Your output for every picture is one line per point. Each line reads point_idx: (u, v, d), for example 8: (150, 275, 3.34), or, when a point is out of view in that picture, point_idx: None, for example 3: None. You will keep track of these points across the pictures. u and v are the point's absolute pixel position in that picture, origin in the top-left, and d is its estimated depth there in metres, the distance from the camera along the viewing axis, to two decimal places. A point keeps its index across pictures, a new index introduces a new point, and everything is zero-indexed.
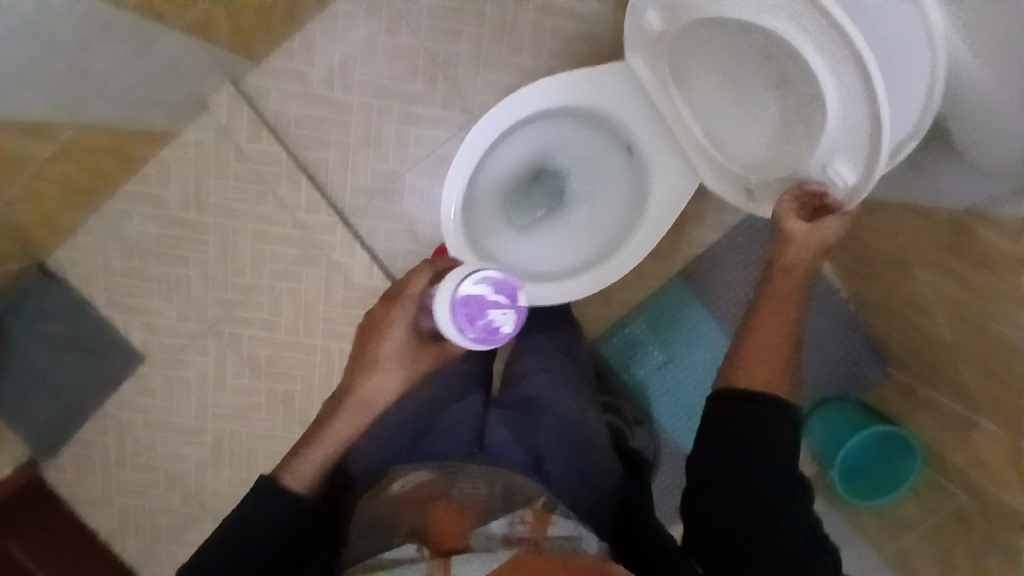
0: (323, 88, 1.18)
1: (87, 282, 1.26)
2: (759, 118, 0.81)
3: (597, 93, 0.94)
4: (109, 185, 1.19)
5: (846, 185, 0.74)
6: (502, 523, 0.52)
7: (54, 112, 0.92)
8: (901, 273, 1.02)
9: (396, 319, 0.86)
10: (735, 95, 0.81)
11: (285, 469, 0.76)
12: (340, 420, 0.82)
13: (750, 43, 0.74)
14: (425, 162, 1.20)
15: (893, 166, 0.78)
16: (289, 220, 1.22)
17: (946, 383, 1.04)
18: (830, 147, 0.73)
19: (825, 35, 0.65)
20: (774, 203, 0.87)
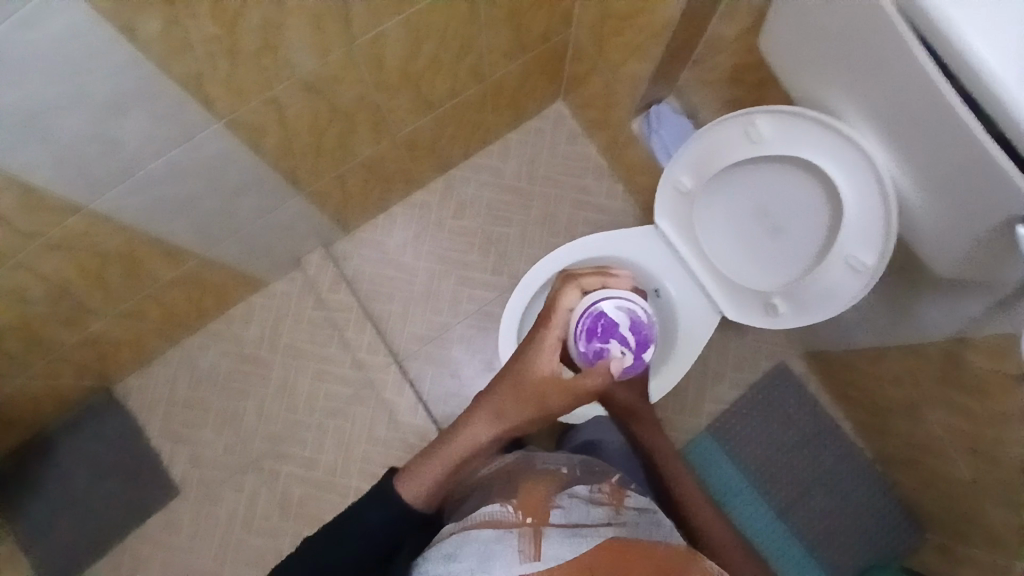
0: (396, 254, 1.42)
1: (149, 409, 1.35)
2: (777, 246, 0.98)
3: (628, 243, 1.09)
4: (199, 322, 1.36)
5: (867, 272, 0.87)
6: (584, 489, 0.63)
7: (192, 242, 1.14)
8: (914, 419, 1.10)
9: (545, 333, 0.72)
10: (753, 230, 1.00)
11: (404, 481, 0.68)
12: (464, 434, 0.69)
13: (775, 177, 0.94)
14: (474, 317, 1.39)
15: (876, 276, 0.87)
16: (350, 360, 1.37)
17: (986, 536, 1.04)
18: (845, 243, 0.87)
19: (835, 142, 0.84)
20: (795, 320, 0.98)
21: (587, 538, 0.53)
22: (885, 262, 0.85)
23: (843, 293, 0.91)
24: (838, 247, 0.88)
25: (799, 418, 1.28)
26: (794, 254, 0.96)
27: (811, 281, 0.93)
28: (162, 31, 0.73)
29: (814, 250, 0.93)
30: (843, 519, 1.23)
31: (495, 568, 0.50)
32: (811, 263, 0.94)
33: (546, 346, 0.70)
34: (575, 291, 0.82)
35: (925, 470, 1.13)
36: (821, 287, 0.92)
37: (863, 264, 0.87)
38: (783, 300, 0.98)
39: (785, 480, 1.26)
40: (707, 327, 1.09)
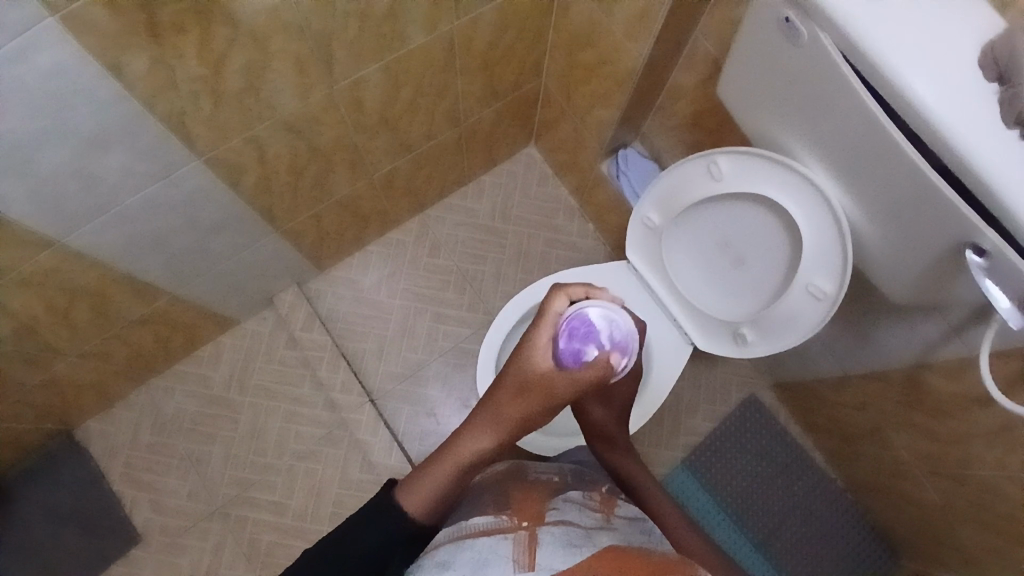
0: (371, 292, 1.43)
1: (110, 455, 1.30)
2: (743, 275, 1.02)
3: (598, 277, 1.13)
4: (166, 362, 1.33)
5: (828, 298, 0.92)
6: (576, 494, 0.70)
7: (164, 278, 1.13)
8: (879, 444, 1.14)
9: (543, 333, 0.71)
10: (720, 261, 1.04)
11: (408, 492, 0.65)
12: (466, 442, 0.68)
13: (736, 210, 0.99)
14: (450, 354, 1.39)
15: (837, 303, 0.91)
16: (323, 400, 1.35)
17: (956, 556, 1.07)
18: (807, 271, 0.92)
19: (790, 178, 0.90)
20: (764, 346, 1.02)
21: (580, 545, 0.56)
22: (842, 289, 0.90)
23: (806, 320, 0.95)
24: (798, 276, 0.93)
25: (769, 448, 1.31)
26: (760, 282, 1.00)
27: (776, 311, 0.97)
28: (150, 69, 0.75)
29: (777, 279, 0.98)
30: (818, 548, 1.25)
31: (490, 574, 0.52)
32: (774, 292, 0.99)
33: (543, 346, 0.69)
34: (563, 300, 0.77)
35: (893, 495, 1.16)
36: (785, 315, 0.97)
37: (822, 291, 0.92)
38: (750, 329, 1.02)
39: (759, 511, 1.27)
40: (679, 357, 1.12)
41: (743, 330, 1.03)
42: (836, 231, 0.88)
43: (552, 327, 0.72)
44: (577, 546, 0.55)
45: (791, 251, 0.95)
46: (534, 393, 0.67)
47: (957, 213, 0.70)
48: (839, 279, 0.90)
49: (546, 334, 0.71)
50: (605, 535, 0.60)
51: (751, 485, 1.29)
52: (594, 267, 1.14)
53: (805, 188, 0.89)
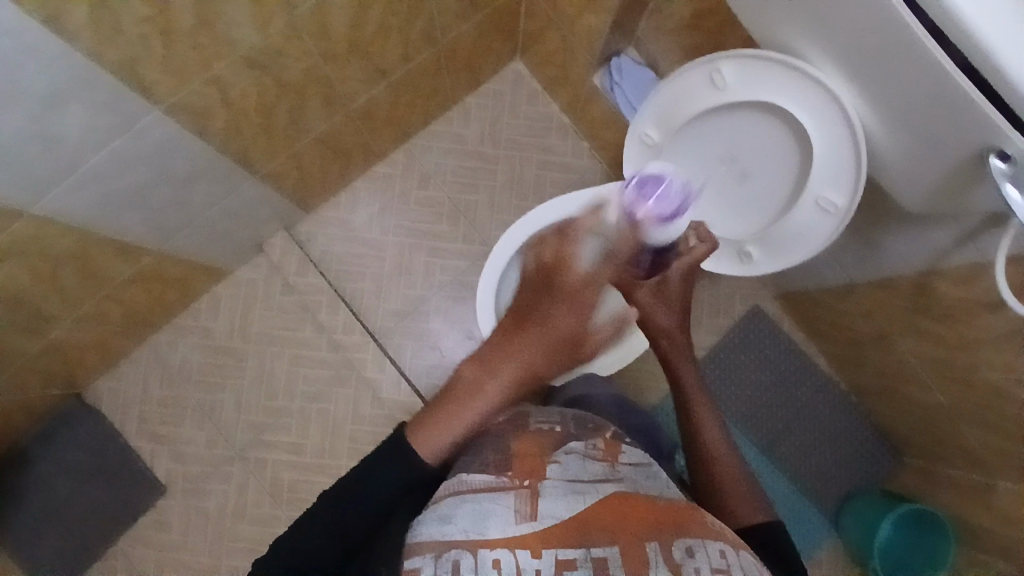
0: (363, 230, 1.38)
1: (123, 411, 1.31)
2: (747, 192, 0.98)
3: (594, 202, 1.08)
4: (164, 316, 1.31)
5: (838, 211, 0.88)
6: (579, 444, 0.58)
7: (145, 234, 1.09)
8: (887, 348, 1.13)
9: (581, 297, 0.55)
10: (724, 177, 0.99)
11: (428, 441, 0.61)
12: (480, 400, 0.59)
13: (743, 121, 0.93)
14: (450, 287, 1.37)
15: (851, 213, 0.87)
16: (326, 342, 1.33)
17: (956, 449, 1.10)
18: (818, 180, 0.88)
19: (800, 86, 0.84)
20: (773, 265, 0.98)
21: (584, 496, 0.50)
22: (856, 200, 0.86)
23: (816, 235, 0.92)
24: (808, 187, 0.89)
25: (776, 358, 1.31)
26: (768, 196, 0.96)
27: (785, 226, 0.94)
28: (90, 15, 0.68)
29: (784, 193, 0.95)
30: (820, 452, 1.28)
31: (492, 528, 0.48)
32: (782, 206, 0.95)
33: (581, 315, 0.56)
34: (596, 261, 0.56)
35: (899, 396, 1.17)
36: (793, 229, 0.93)
37: (832, 205, 0.88)
38: (756, 247, 0.98)
39: (765, 419, 1.30)
40: None
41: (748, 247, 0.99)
42: (848, 138, 0.83)
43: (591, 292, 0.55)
44: (580, 497, 0.50)
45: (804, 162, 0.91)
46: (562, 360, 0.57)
47: (981, 115, 0.65)
48: (853, 183, 0.86)
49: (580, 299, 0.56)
50: (610, 484, 0.52)
51: (752, 394, 1.31)
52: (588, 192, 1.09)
53: (816, 94, 0.83)
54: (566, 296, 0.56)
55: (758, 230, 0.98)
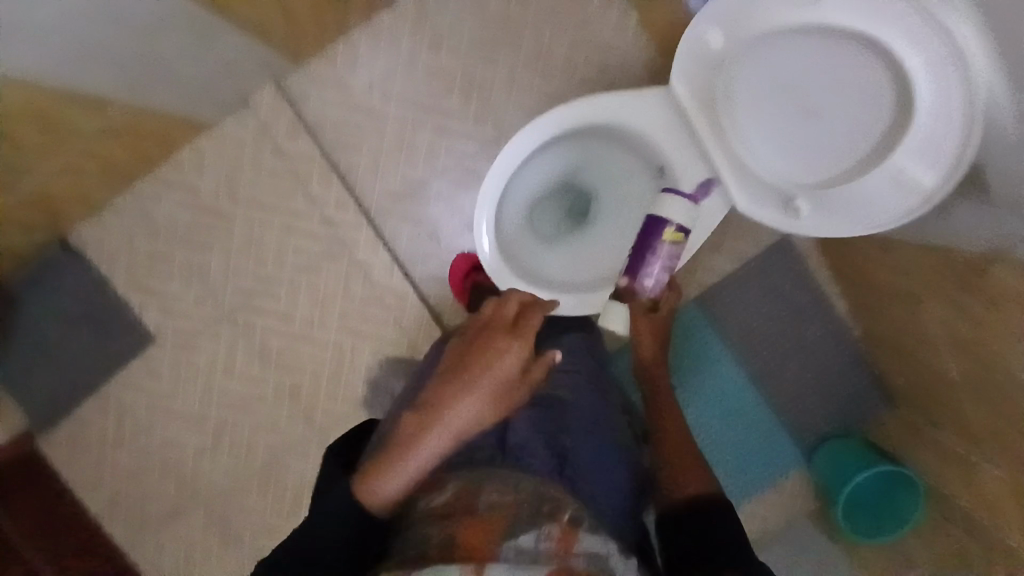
0: (362, 96, 1.24)
1: (110, 261, 1.27)
2: (808, 138, 0.86)
3: (628, 109, 0.98)
4: (146, 168, 1.22)
5: (920, 189, 0.78)
6: (530, 536, 0.50)
7: (114, 84, 0.94)
8: (910, 308, 1.04)
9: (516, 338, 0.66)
10: (786, 114, 0.86)
11: (363, 491, 0.57)
12: (436, 429, 0.60)
13: (829, 52, 0.81)
14: (454, 172, 1.25)
15: (938, 195, 0.78)
16: (317, 216, 1.25)
17: (946, 416, 1.06)
18: (912, 148, 0.77)
19: (920, 30, 0.74)
20: (824, 229, 0.87)
21: None
22: (949, 185, 0.77)
23: (882, 208, 0.82)
24: (893, 157, 0.79)
25: (789, 293, 1.24)
26: (836, 147, 0.84)
27: (848, 189, 0.83)
28: None
29: (859, 151, 0.83)
30: (811, 393, 1.24)
31: None
32: (852, 165, 0.83)
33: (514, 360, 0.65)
34: (539, 317, 0.71)
35: (911, 356, 1.10)
36: (856, 194, 0.83)
37: (916, 181, 0.78)
38: (807, 202, 0.87)
39: (759, 352, 1.25)
40: (705, 223, 0.98)
41: (798, 200, 0.88)
42: (965, 105, 0.74)
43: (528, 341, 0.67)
44: None
45: (892, 126, 0.79)
46: (497, 397, 0.63)
47: None
48: (954, 161, 0.76)
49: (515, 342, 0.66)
50: None
51: (749, 326, 1.25)
52: (620, 96, 0.98)
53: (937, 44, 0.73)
54: (500, 344, 0.65)
55: (818, 184, 0.87)
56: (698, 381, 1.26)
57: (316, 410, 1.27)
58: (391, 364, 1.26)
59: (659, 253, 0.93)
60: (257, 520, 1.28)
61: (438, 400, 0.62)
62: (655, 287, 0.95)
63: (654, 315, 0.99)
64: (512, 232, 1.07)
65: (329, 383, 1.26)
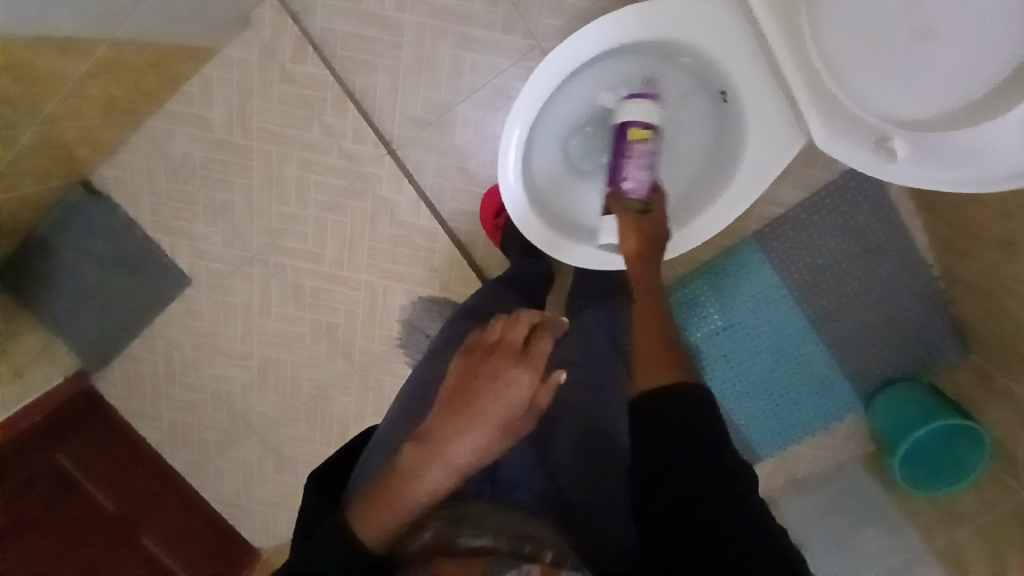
0: (374, 5, 1.12)
1: (134, 202, 1.24)
2: (920, 58, 0.68)
3: (687, 20, 0.81)
4: (153, 103, 1.15)
5: None
6: None
7: (89, 26, 0.85)
8: (1007, 258, 0.91)
9: (523, 368, 0.61)
10: (890, 26, 0.68)
11: (365, 522, 0.57)
12: (428, 471, 0.57)
13: None
14: (482, 93, 1.13)
15: None
16: (335, 149, 1.17)
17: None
18: None
19: None
20: (921, 179, 0.71)
21: None
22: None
23: (1001, 160, 0.65)
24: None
25: (864, 226, 1.10)
26: (955, 75, 0.66)
27: (961, 135, 0.67)
28: None
29: (979, 88, 0.65)
30: (881, 334, 1.12)
31: None
32: (968, 104, 0.66)
33: (520, 393, 0.60)
34: (548, 340, 0.65)
35: (996, 304, 0.97)
36: (969, 142, 0.66)
37: None
38: (905, 143, 0.71)
39: (825, 290, 1.13)
40: (777, 161, 0.83)
41: (894, 138, 0.71)
42: None
43: (536, 369, 0.61)
44: None
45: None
46: (498, 431, 0.59)
47: None
48: None
49: (523, 372, 0.61)
50: None
51: (814, 263, 1.12)
52: (678, 1, 0.80)
53: None
54: (507, 375, 0.60)
55: (923, 124, 0.70)
56: (745, 319, 1.15)
57: (354, 348, 1.26)
58: (424, 304, 1.22)
59: (629, 154, 0.83)
60: (306, 450, 1.31)
61: (433, 434, 0.58)
62: (638, 187, 0.81)
63: (642, 216, 0.81)
64: (545, 181, 0.93)
65: (365, 322, 1.24)
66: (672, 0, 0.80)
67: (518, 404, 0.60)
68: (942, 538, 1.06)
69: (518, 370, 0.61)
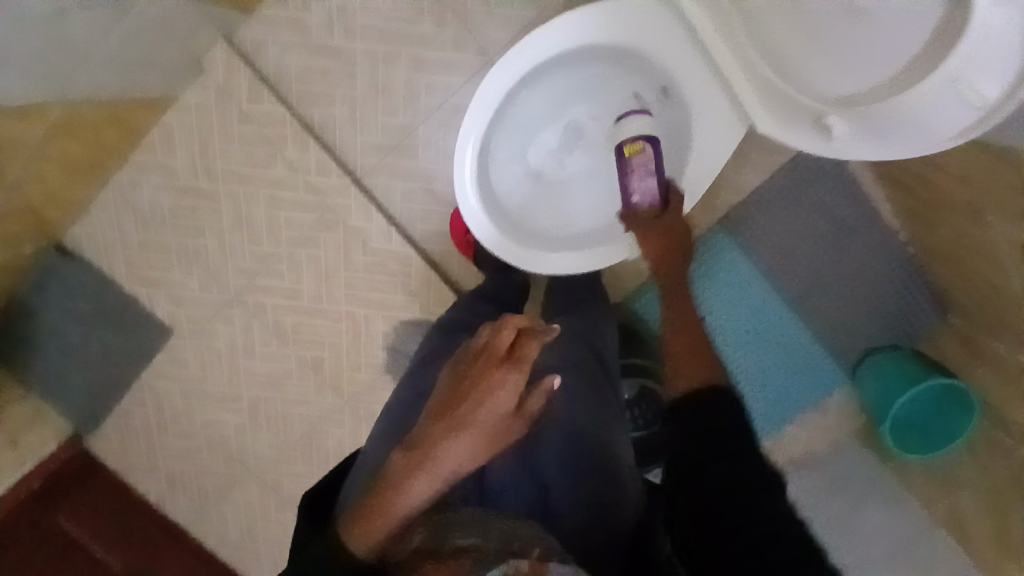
0: (324, 37, 1.13)
1: (108, 256, 1.24)
2: (827, 47, 0.68)
3: (623, 22, 0.82)
4: (115, 156, 1.16)
5: (986, 103, 0.58)
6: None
7: (40, 89, 0.85)
8: (976, 221, 0.91)
9: (509, 374, 0.57)
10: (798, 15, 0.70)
11: (353, 535, 0.55)
12: (420, 480, 0.56)
13: None
14: (439, 113, 1.14)
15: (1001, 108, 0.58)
16: (302, 183, 1.18)
17: (1011, 335, 0.94)
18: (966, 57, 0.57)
19: None
20: (861, 157, 0.71)
21: None
22: (1015, 99, 0.57)
23: (935, 127, 0.63)
24: (947, 65, 0.58)
25: (831, 202, 1.11)
26: (862, 58, 0.66)
27: (891, 111, 0.64)
28: None
29: (908, 54, 0.62)
30: (856, 308, 1.13)
31: None
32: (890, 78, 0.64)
33: (505, 399, 0.57)
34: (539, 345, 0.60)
35: (971, 271, 0.97)
36: (899, 116, 0.64)
37: (976, 96, 0.58)
38: (841, 121, 0.70)
39: (798, 269, 1.14)
40: (727, 146, 0.85)
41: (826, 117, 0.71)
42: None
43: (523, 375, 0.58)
44: None
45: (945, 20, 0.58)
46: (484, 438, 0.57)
47: None
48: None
49: (509, 378, 0.57)
50: None
51: (783, 243, 1.14)
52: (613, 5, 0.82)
53: None
54: (492, 380, 0.57)
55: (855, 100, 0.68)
56: (722, 305, 1.18)
57: (342, 380, 1.25)
58: (408, 327, 1.21)
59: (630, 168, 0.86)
60: (305, 486, 1.30)
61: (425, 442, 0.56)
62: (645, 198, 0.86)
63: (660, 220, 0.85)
64: (507, 192, 0.94)
65: (349, 352, 1.24)
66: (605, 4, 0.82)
67: (503, 410, 0.57)
68: (942, 504, 1.06)
69: (503, 375, 0.57)
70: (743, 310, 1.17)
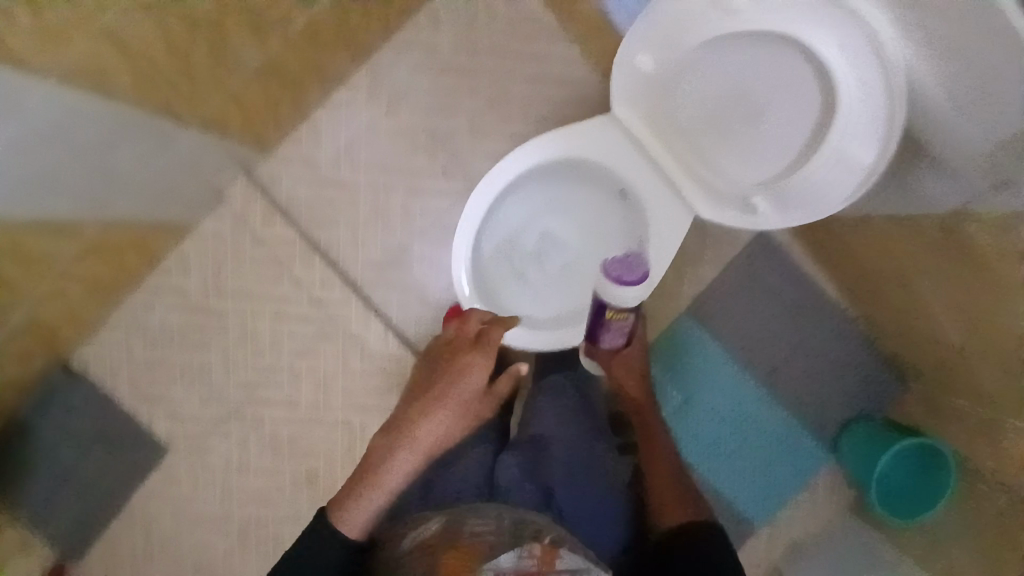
0: (331, 170, 1.30)
1: (113, 376, 1.28)
2: (743, 146, 0.89)
3: (584, 139, 0.99)
4: (132, 279, 1.26)
5: (864, 165, 0.82)
6: (510, 557, 0.56)
7: (80, 208, 0.98)
8: (904, 286, 1.03)
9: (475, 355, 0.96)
10: (717, 126, 0.90)
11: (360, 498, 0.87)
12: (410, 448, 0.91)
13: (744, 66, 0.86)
14: (432, 231, 1.29)
15: (876, 165, 0.81)
16: (306, 298, 1.29)
17: (963, 387, 1.02)
18: (847, 133, 0.81)
19: (839, 18, 0.76)
20: (782, 223, 0.90)
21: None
22: (883, 158, 0.81)
23: (832, 191, 0.85)
24: (831, 139, 0.81)
25: (784, 288, 1.24)
26: (770, 150, 0.87)
27: (800, 177, 0.85)
28: None
29: (798, 137, 0.84)
30: (820, 382, 1.23)
31: None
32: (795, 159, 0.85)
33: (473, 371, 0.96)
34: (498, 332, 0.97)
35: (914, 333, 1.08)
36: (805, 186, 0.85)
37: (856, 160, 0.82)
38: (763, 200, 0.90)
39: (766, 352, 1.24)
40: (678, 234, 0.99)
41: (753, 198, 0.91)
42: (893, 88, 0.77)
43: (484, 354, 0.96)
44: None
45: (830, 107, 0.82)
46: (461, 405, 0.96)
47: None
48: (884, 135, 0.80)
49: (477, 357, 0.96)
50: None
51: (747, 329, 1.25)
52: (574, 128, 0.99)
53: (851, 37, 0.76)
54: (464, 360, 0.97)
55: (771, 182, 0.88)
56: (702, 392, 1.25)
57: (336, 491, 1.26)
58: None
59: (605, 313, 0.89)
60: None
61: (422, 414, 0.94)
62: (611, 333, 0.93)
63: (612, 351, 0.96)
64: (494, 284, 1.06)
65: (344, 461, 1.26)
66: (568, 127, 0.99)
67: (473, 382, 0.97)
68: None
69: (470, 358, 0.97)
70: (724, 397, 1.25)
